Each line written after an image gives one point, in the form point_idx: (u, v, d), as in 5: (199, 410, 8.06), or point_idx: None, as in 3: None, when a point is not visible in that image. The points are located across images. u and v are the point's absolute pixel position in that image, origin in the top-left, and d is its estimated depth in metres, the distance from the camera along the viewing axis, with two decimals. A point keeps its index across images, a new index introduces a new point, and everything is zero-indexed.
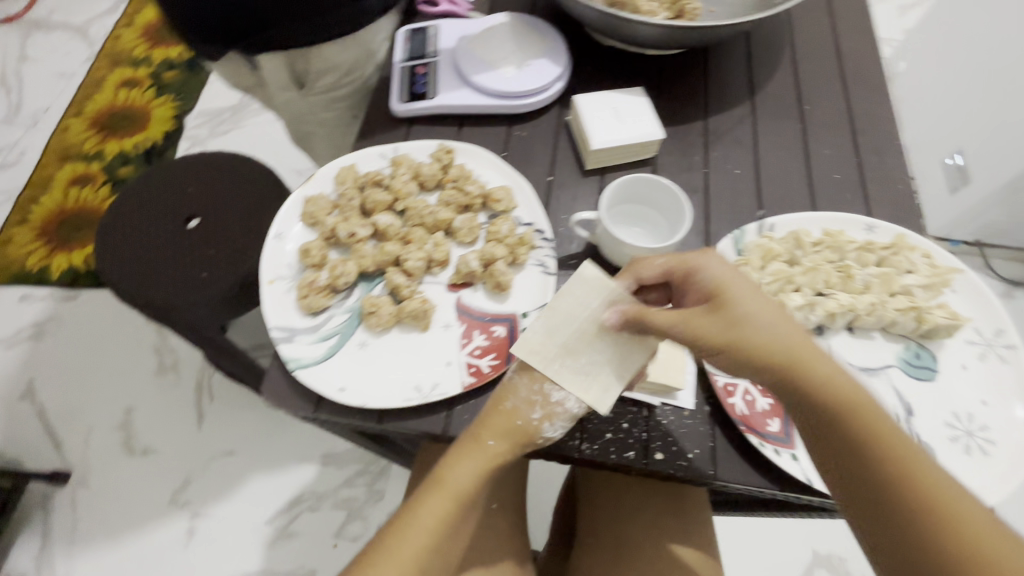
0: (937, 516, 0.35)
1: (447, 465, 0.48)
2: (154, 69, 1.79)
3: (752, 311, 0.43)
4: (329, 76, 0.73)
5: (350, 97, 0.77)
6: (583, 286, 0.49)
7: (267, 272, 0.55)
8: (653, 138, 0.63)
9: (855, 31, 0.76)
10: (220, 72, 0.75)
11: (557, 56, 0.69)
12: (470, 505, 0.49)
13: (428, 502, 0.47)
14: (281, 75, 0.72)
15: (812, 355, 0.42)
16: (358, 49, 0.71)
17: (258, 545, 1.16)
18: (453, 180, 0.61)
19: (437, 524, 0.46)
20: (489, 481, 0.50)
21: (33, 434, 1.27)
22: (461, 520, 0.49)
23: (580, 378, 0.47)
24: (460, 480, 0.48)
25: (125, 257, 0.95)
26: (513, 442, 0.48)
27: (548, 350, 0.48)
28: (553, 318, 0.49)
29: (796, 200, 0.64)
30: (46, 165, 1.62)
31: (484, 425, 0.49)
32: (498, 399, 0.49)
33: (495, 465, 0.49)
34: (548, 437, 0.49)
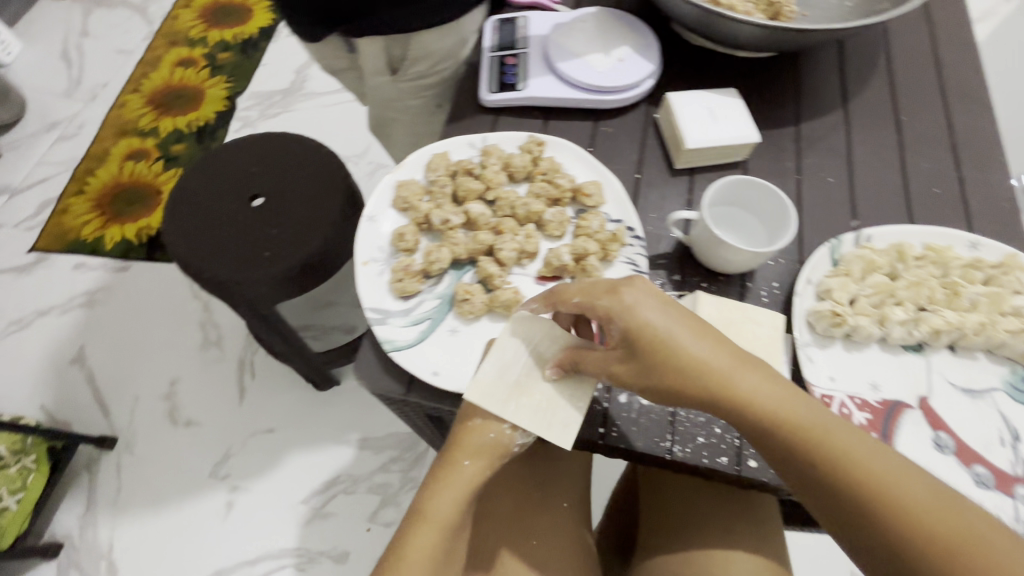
0: (886, 509, 0.37)
1: (425, 498, 0.45)
2: (210, 50, 1.82)
3: (671, 346, 0.42)
4: (423, 63, 0.75)
5: (440, 85, 0.79)
6: (522, 327, 0.50)
7: (362, 254, 0.56)
8: (748, 141, 0.62)
9: (952, 42, 0.74)
10: (317, 52, 0.78)
11: (649, 54, 0.68)
12: (458, 534, 0.45)
13: (414, 536, 0.43)
14: (377, 61, 0.73)
15: (728, 376, 0.41)
16: (453, 38, 0.73)
17: (294, 523, 1.18)
18: (543, 173, 0.61)
19: (426, 558, 0.42)
20: (473, 505, 0.47)
21: (83, 398, 1.30)
22: (452, 551, 0.45)
23: (536, 417, 0.47)
24: (440, 508, 0.44)
25: (191, 232, 0.96)
26: (489, 458, 0.47)
27: (501, 389, 0.48)
28: (502, 355, 0.49)
29: (892, 212, 0.62)
30: (103, 139, 1.66)
31: (457, 446, 0.47)
32: (465, 417, 0.48)
33: (475, 486, 0.46)
34: (521, 444, 0.48)
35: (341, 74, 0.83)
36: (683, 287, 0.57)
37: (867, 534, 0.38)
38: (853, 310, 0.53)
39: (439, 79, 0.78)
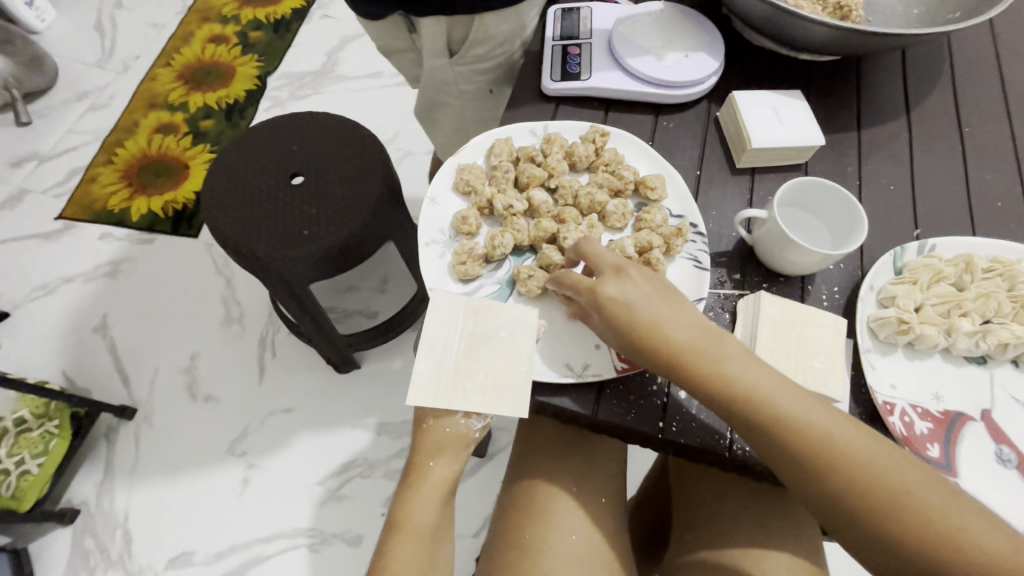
0: (829, 465, 0.42)
1: (405, 504, 0.55)
2: (243, 28, 1.82)
3: (655, 320, 0.46)
4: (482, 47, 0.75)
5: (492, 71, 0.79)
6: (442, 314, 0.50)
7: (424, 235, 0.56)
8: (812, 143, 0.61)
9: (1017, 56, 0.73)
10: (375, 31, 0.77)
11: (715, 51, 0.68)
12: (439, 526, 0.56)
13: (400, 541, 0.53)
14: (437, 43, 0.74)
15: (701, 347, 0.45)
16: (514, 23, 0.73)
17: (309, 503, 1.18)
18: (605, 164, 0.60)
19: (417, 553, 0.53)
20: (448, 498, 0.58)
21: (104, 367, 1.31)
22: (438, 540, 0.56)
23: (488, 397, 0.48)
24: (420, 511, 0.55)
25: (230, 207, 0.96)
26: (450, 453, 0.57)
27: (443, 381, 0.48)
28: (433, 349, 0.49)
29: (955, 224, 0.61)
30: (132, 111, 1.66)
31: (420, 452, 0.57)
32: (422, 425, 0.58)
33: (446, 479, 0.57)
34: (478, 428, 0.58)
35: (394, 55, 0.83)
36: (744, 286, 0.57)
37: (813, 487, 0.42)
38: (917, 319, 0.53)
39: (496, 63, 0.78)
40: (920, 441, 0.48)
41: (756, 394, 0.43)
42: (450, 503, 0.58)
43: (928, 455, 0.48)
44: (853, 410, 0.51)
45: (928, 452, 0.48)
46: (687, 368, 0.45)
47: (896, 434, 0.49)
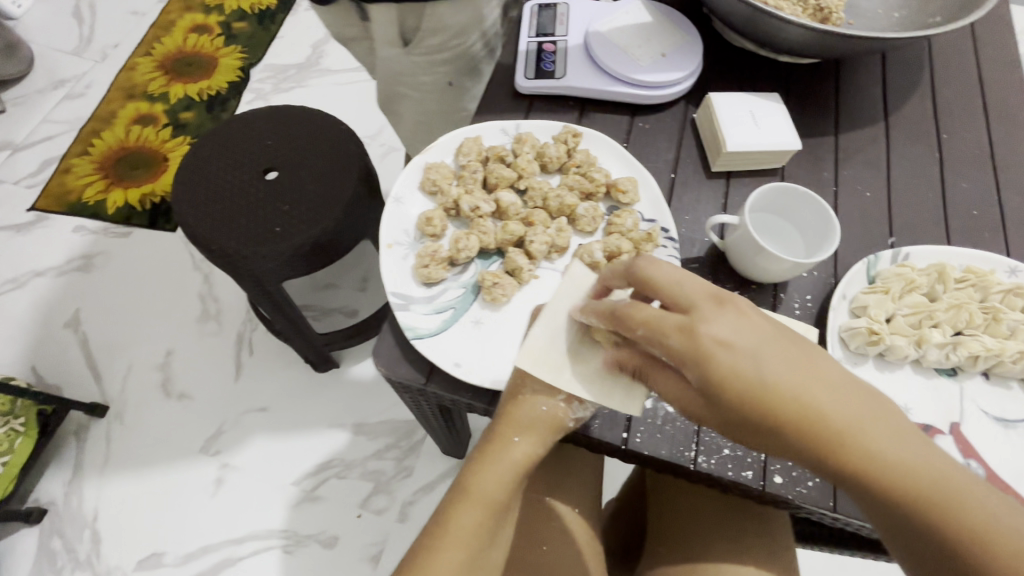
0: (939, 517, 0.32)
1: (472, 474, 0.46)
2: (226, 18, 1.78)
3: (734, 359, 0.35)
4: (436, 37, 0.71)
5: (451, 61, 0.75)
6: (569, 285, 0.48)
7: (386, 236, 0.54)
8: (788, 148, 0.60)
9: (998, 63, 0.72)
10: (329, 14, 0.75)
11: (692, 51, 0.66)
12: (503, 513, 0.45)
13: (461, 514, 0.43)
14: (389, 31, 0.70)
15: (800, 388, 0.34)
16: (468, 12, 0.69)
17: (283, 503, 1.16)
18: (577, 165, 0.59)
19: (473, 535, 0.43)
20: (519, 485, 0.47)
21: (75, 363, 1.28)
22: (496, 529, 0.45)
23: (596, 386, 0.45)
24: (488, 486, 0.45)
25: (202, 202, 0.94)
26: (541, 434, 0.47)
27: (554, 357, 0.45)
28: (553, 320, 0.47)
29: (929, 232, 0.61)
30: (110, 101, 1.62)
31: (506, 422, 0.47)
32: (516, 390, 0.48)
33: (523, 464, 0.47)
34: (576, 417, 0.48)
35: (351, 42, 0.81)
36: None
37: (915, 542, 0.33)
38: (889, 329, 0.52)
39: (453, 54, 0.74)
40: None
41: (859, 444, 0.33)
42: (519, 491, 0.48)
43: None
44: None
45: None
46: (776, 418, 0.34)
47: None
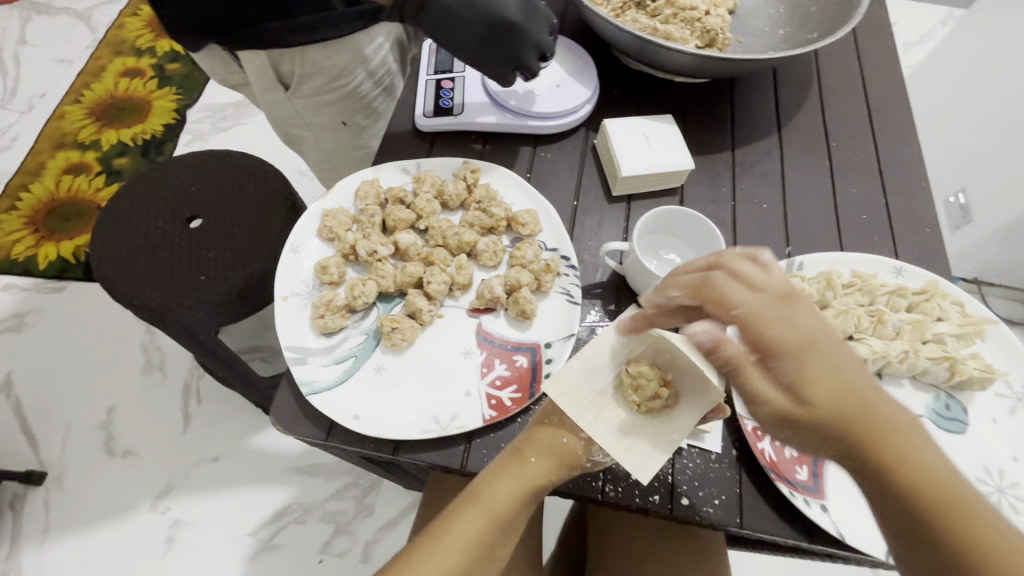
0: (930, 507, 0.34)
1: (483, 483, 0.46)
2: (158, 60, 1.74)
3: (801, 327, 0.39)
4: (316, 80, 0.73)
5: (337, 102, 0.78)
6: (623, 324, 0.47)
7: (281, 288, 0.53)
8: (682, 168, 0.61)
9: (880, 68, 0.76)
10: (210, 66, 0.77)
11: (587, 79, 0.68)
12: (507, 527, 0.46)
13: (461, 518, 0.44)
14: (267, 75, 0.72)
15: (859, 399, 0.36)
16: (343, 54, 0.72)
17: (239, 558, 1.08)
18: (477, 201, 0.59)
19: (470, 542, 0.44)
20: (529, 503, 0.47)
21: (8, 428, 1.18)
22: (497, 542, 0.46)
23: (616, 434, 0.42)
24: (497, 499, 0.45)
25: (119, 253, 0.88)
26: (560, 460, 0.46)
27: (582, 396, 0.44)
28: (597, 357, 0.46)
29: (823, 238, 0.63)
30: (38, 152, 1.55)
31: (527, 441, 0.47)
32: (545, 415, 0.48)
33: (537, 486, 0.46)
34: (595, 462, 0.47)
35: (240, 88, 0.83)
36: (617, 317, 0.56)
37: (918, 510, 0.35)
38: None
39: (339, 94, 0.77)
40: (789, 465, 0.48)
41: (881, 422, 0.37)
42: (529, 509, 0.47)
43: (796, 478, 0.48)
44: (724, 439, 0.51)
45: (796, 476, 0.48)
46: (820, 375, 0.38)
47: (765, 461, 0.48)
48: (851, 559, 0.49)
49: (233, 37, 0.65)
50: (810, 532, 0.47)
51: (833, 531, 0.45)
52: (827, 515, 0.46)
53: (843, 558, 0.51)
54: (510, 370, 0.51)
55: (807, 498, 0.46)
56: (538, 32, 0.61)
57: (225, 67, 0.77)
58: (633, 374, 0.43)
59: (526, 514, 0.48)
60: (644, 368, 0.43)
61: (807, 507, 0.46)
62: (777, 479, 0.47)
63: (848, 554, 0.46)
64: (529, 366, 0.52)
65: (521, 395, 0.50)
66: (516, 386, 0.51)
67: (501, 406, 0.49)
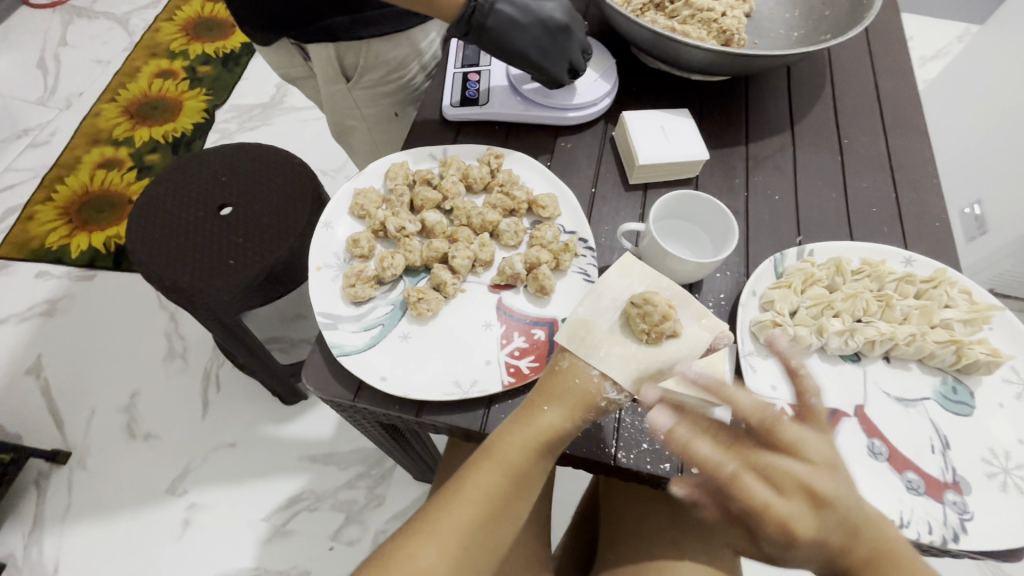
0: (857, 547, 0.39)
1: (496, 436, 0.47)
2: (190, 62, 1.81)
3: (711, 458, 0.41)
4: (376, 72, 0.80)
5: (391, 93, 0.84)
6: (625, 267, 0.49)
7: (316, 259, 0.57)
8: (697, 159, 0.64)
9: (893, 72, 0.78)
10: (275, 60, 0.84)
11: (608, 75, 0.72)
12: (523, 481, 0.46)
13: (476, 472, 0.45)
14: (331, 68, 0.79)
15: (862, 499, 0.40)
16: (398, 49, 0.78)
17: (252, 542, 1.09)
18: (500, 184, 0.63)
19: (487, 495, 0.45)
20: (546, 457, 0.47)
21: (35, 408, 1.21)
22: (515, 496, 0.46)
23: (629, 371, 0.45)
24: (511, 451, 0.46)
25: (151, 236, 0.90)
26: (572, 406, 0.46)
27: (592, 336, 0.47)
28: (598, 299, 0.48)
29: (833, 229, 0.65)
30: (75, 147, 1.61)
31: (539, 392, 0.48)
32: (554, 361, 0.48)
33: (550, 435, 0.47)
34: (610, 399, 0.47)
35: (298, 82, 0.89)
36: None
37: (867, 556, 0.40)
38: (793, 321, 0.55)
39: (393, 87, 0.84)
40: None
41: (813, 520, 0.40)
42: (547, 464, 0.47)
43: None
44: None
45: None
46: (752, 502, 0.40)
47: None
48: None
49: (301, 33, 0.73)
50: None
51: None
52: None
53: None
54: (528, 342, 0.54)
55: None
56: (579, 33, 0.67)
57: (288, 59, 0.84)
58: (638, 304, 0.45)
59: (544, 468, 0.48)
60: (649, 296, 0.45)
61: None
62: None
63: None
64: (546, 339, 0.54)
65: (538, 364, 0.52)
66: (534, 356, 0.53)
67: (519, 374, 0.52)
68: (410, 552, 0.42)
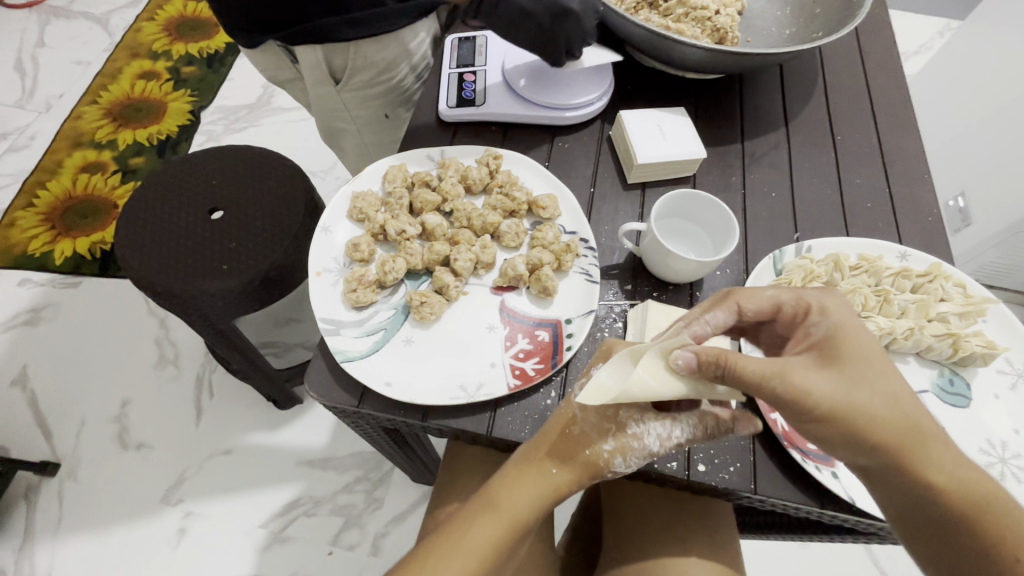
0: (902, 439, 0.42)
1: (505, 490, 0.47)
2: (173, 63, 1.77)
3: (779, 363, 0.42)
4: (365, 74, 0.79)
5: (380, 95, 0.84)
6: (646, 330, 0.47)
7: (315, 264, 0.56)
8: (695, 157, 0.64)
9: (883, 68, 0.79)
10: (262, 62, 0.82)
11: (603, 74, 0.72)
12: (525, 534, 0.48)
13: (483, 524, 0.46)
14: (320, 70, 0.78)
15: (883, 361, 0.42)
16: (389, 50, 0.78)
17: (250, 549, 1.08)
18: (499, 185, 0.62)
19: (485, 550, 0.45)
20: (548, 509, 0.49)
21: (23, 420, 1.18)
22: (516, 547, 0.47)
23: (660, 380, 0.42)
24: (519, 507, 0.47)
25: (141, 242, 0.88)
26: (581, 470, 0.47)
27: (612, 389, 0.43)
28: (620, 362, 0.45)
29: (829, 225, 0.65)
30: (56, 151, 1.57)
31: (548, 450, 0.48)
32: (563, 422, 0.48)
33: (557, 494, 0.48)
34: (617, 472, 0.47)
35: (285, 84, 0.88)
36: (634, 296, 0.59)
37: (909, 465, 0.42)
38: None
39: (383, 88, 0.83)
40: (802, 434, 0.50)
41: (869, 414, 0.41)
42: (546, 515, 0.49)
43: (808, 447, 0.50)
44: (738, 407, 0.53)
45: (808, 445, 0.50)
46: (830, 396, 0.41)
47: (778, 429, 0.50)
48: (866, 527, 0.51)
49: (289, 34, 0.71)
50: (822, 498, 0.49)
51: (845, 496, 0.47)
52: (839, 482, 0.48)
53: (872, 532, 0.52)
54: (533, 344, 0.54)
55: (819, 465, 0.49)
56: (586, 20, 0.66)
57: (276, 61, 0.82)
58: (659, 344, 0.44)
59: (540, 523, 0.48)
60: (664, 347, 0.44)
61: (818, 473, 0.48)
62: (789, 446, 0.49)
63: (857, 518, 0.49)
64: (550, 340, 0.54)
65: (543, 365, 0.52)
66: (538, 358, 0.53)
67: (524, 375, 0.52)
68: None
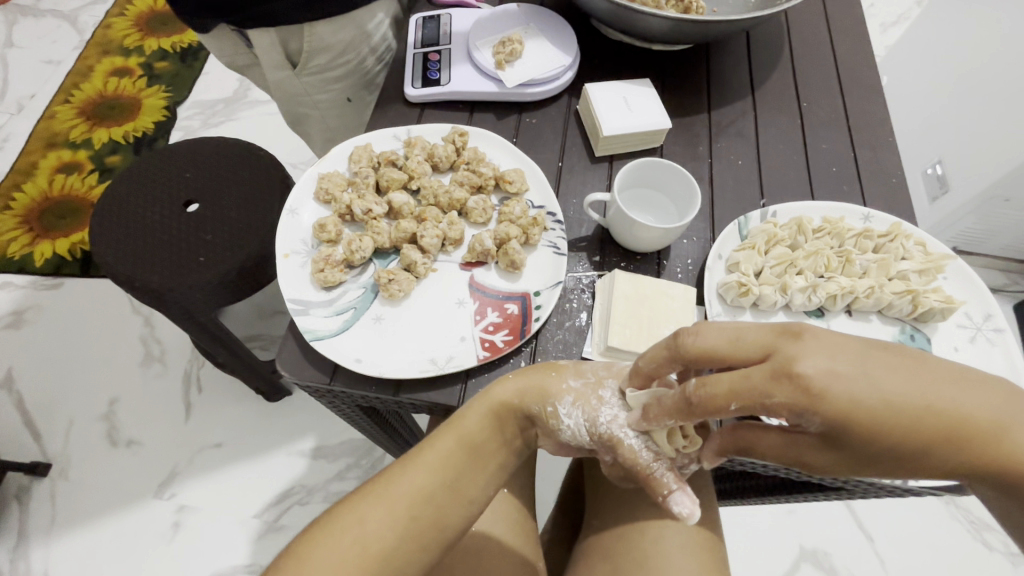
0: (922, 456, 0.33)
1: (459, 411, 0.48)
2: (146, 59, 1.75)
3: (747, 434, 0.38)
4: (322, 56, 0.79)
5: (341, 78, 0.83)
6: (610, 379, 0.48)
7: (283, 246, 0.56)
8: (660, 127, 0.65)
9: (850, 34, 0.80)
10: (220, 47, 0.81)
11: (567, 47, 0.72)
12: (479, 452, 0.46)
13: (436, 439, 0.46)
14: (275, 53, 0.77)
15: (864, 401, 0.32)
16: (346, 32, 0.77)
17: (245, 539, 1.09)
18: (466, 162, 0.63)
19: (443, 462, 0.45)
20: (504, 430, 0.47)
21: (10, 422, 1.18)
22: (469, 470, 0.46)
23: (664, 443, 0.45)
24: (469, 420, 0.47)
25: (114, 236, 0.88)
26: (526, 384, 0.48)
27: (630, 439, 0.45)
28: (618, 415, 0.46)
29: (795, 191, 0.66)
30: (30, 152, 1.55)
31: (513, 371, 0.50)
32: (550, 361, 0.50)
33: (505, 407, 0.47)
34: (563, 415, 0.47)
35: (244, 70, 0.87)
36: (602, 267, 0.59)
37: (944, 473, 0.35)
38: (758, 281, 0.56)
39: (343, 70, 0.82)
40: None
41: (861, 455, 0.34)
42: (502, 440, 0.48)
43: None
44: None
45: None
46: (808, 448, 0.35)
47: None
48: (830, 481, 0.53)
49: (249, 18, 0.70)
50: None
51: None
52: None
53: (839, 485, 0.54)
54: (502, 317, 0.54)
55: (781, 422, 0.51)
56: None
57: (239, 46, 0.81)
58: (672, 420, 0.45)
59: (502, 443, 0.48)
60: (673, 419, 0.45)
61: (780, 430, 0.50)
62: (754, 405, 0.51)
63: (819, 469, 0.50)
64: (519, 313, 0.55)
65: (512, 337, 0.53)
66: (507, 330, 0.53)
67: (493, 347, 0.52)
68: (359, 515, 0.42)
